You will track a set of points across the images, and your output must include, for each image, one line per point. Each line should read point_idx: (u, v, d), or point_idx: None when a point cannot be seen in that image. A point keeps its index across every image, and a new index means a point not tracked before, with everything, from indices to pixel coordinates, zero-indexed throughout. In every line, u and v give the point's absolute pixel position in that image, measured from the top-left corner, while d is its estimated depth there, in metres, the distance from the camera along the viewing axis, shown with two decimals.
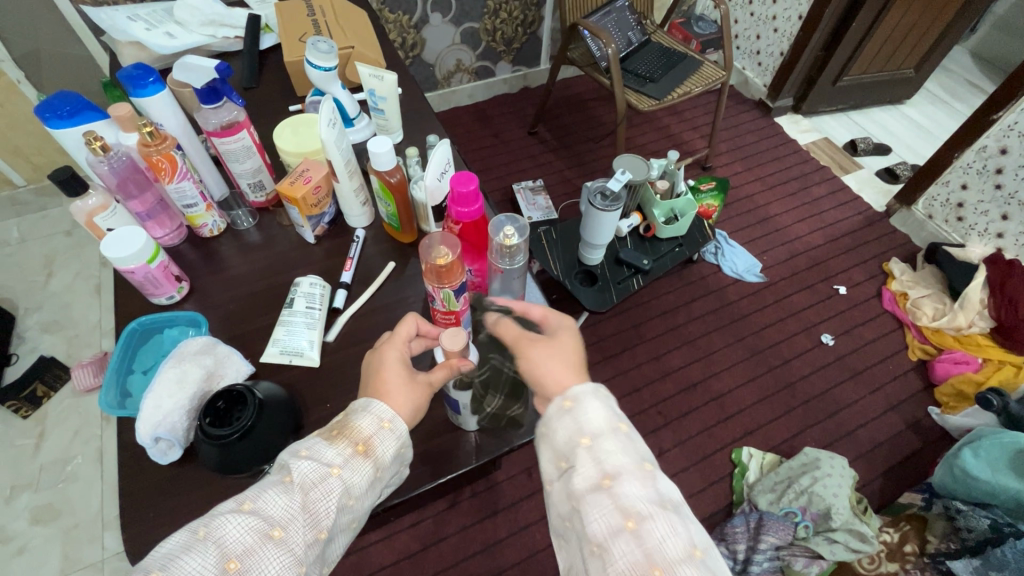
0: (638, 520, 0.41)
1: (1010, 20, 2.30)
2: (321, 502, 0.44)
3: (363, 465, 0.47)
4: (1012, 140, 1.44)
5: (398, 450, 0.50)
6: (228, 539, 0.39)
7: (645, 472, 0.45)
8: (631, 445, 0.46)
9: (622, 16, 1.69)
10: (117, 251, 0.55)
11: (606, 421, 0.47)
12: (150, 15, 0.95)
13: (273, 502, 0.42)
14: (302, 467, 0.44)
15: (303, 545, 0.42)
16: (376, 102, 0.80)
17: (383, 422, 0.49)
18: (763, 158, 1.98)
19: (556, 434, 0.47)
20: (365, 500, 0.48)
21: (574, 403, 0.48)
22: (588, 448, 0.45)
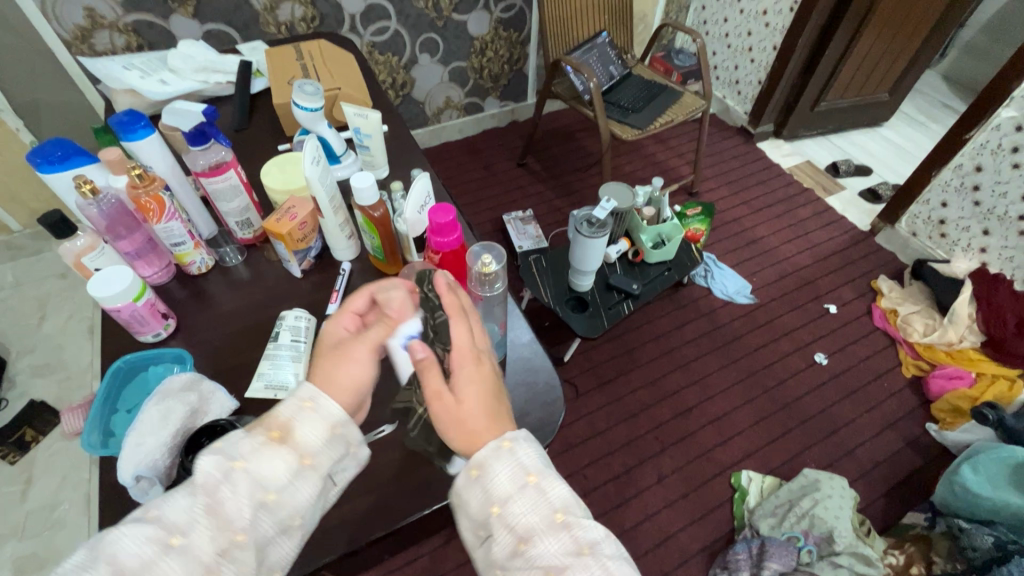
0: (557, 574, 0.39)
1: (978, 45, 2.40)
2: (229, 501, 0.41)
3: (280, 451, 0.43)
4: (985, 158, 1.48)
5: (329, 429, 0.45)
6: (120, 555, 0.37)
7: (558, 522, 0.42)
8: (541, 497, 0.43)
9: (604, 51, 1.76)
10: (101, 291, 0.56)
11: (512, 478, 0.44)
12: (144, 64, 0.99)
13: (176, 508, 0.40)
14: (203, 465, 0.41)
15: (211, 553, 0.39)
16: (361, 140, 0.82)
17: (303, 401, 0.46)
18: (748, 182, 2.02)
19: (469, 504, 0.45)
20: (297, 492, 0.44)
21: (478, 470, 0.44)
22: (498, 518, 0.43)
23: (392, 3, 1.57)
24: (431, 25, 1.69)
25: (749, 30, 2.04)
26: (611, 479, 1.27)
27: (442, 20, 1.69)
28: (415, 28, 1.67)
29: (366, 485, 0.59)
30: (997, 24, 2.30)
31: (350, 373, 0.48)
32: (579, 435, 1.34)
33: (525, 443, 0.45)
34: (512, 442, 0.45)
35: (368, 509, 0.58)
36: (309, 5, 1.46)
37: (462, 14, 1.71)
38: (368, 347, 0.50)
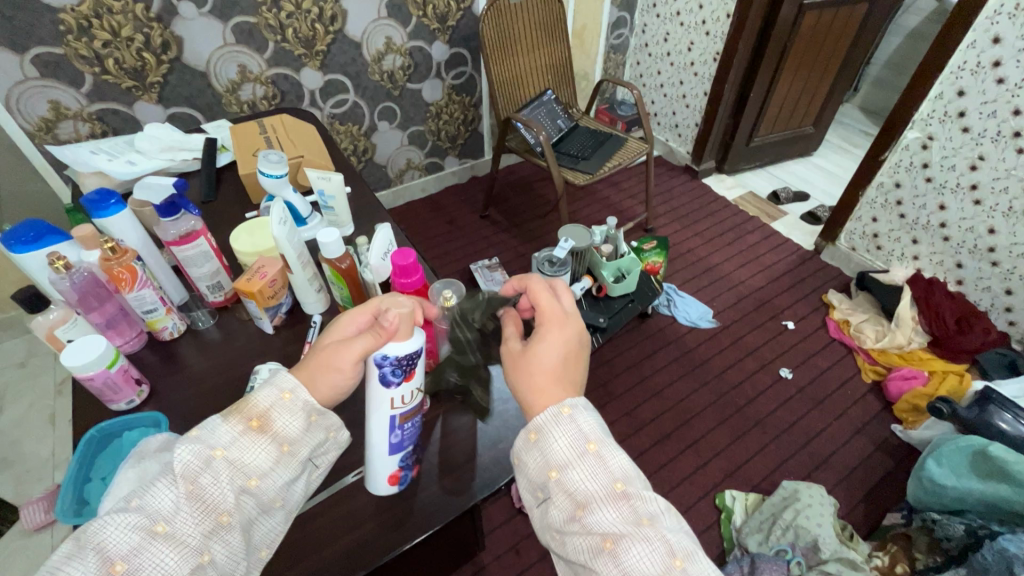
0: (615, 540, 0.43)
1: (883, 78, 2.68)
2: (210, 487, 0.45)
3: (260, 441, 0.48)
4: (902, 175, 1.63)
5: (305, 418, 0.50)
6: (111, 541, 0.41)
7: (619, 491, 0.45)
8: (600, 465, 0.47)
9: (550, 108, 1.91)
10: (75, 360, 0.58)
11: (571, 447, 0.47)
12: (111, 148, 1.04)
13: (160, 496, 0.44)
14: (184, 454, 0.45)
15: (199, 533, 0.44)
16: (326, 201, 0.88)
17: (283, 393, 0.50)
18: (697, 215, 2.15)
19: (530, 469, 0.49)
20: (276, 475, 0.49)
21: (538, 434, 0.49)
22: (556, 481, 0.46)
23: (349, 78, 1.68)
24: (387, 95, 1.81)
25: (681, 80, 2.24)
26: None
27: (398, 89, 1.81)
28: (373, 99, 1.78)
29: (342, 528, 0.60)
30: (897, 60, 2.59)
31: (333, 377, 0.52)
32: None
33: (584, 412, 0.49)
34: (571, 410, 0.49)
35: (347, 551, 0.58)
36: (270, 84, 1.55)
37: (416, 83, 1.84)
38: (356, 359, 0.52)
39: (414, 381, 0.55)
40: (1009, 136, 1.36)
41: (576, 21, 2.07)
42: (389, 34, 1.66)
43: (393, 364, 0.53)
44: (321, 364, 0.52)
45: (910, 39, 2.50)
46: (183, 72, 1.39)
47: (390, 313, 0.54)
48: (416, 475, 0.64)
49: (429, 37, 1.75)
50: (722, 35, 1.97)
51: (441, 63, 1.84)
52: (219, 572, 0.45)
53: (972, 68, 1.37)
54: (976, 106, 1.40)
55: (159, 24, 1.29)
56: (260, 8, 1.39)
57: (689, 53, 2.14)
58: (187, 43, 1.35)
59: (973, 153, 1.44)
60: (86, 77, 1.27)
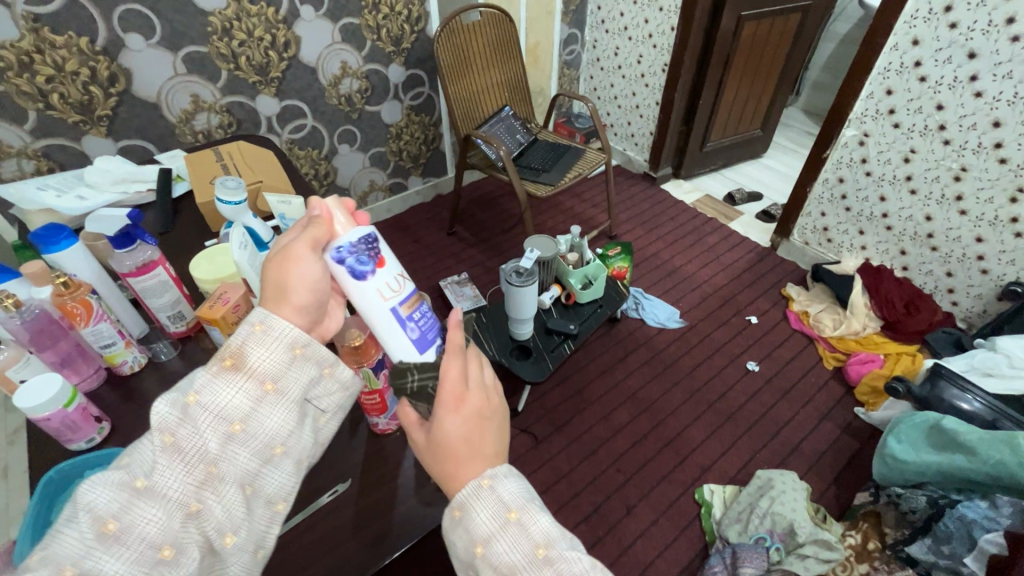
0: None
1: (822, 82, 2.84)
2: (191, 439, 0.42)
3: (237, 380, 0.44)
4: (844, 171, 1.73)
5: (287, 351, 0.47)
6: (96, 502, 0.39)
7: (543, 556, 0.42)
8: (523, 531, 0.43)
9: (509, 123, 1.95)
10: (29, 401, 0.56)
11: (493, 518, 0.44)
12: (60, 183, 1.02)
13: (144, 453, 0.42)
14: (158, 408, 0.42)
15: (188, 484, 0.41)
16: (288, 224, 0.87)
17: (253, 325, 0.46)
18: (659, 220, 2.21)
19: (458, 546, 0.45)
20: (264, 417, 0.45)
21: (461, 512, 0.45)
22: (482, 558, 0.43)
23: (306, 103, 1.68)
24: (346, 118, 1.81)
25: (633, 91, 2.32)
26: (583, 519, 1.27)
27: (357, 112, 1.82)
28: (331, 123, 1.78)
29: (322, 550, 0.59)
30: (832, 65, 2.75)
31: (300, 275, 0.49)
32: (544, 483, 1.34)
33: (504, 480, 0.45)
34: (490, 481, 0.45)
35: (326, 572, 0.57)
36: (225, 112, 1.53)
37: (375, 105, 1.85)
38: (311, 246, 0.50)
39: (386, 266, 0.54)
40: (936, 129, 1.46)
41: (529, 39, 2.13)
42: (345, 58, 1.67)
43: (353, 253, 0.52)
44: (279, 270, 0.48)
45: (842, 44, 2.66)
46: (133, 103, 1.37)
47: (317, 205, 0.53)
48: (394, 489, 0.64)
49: (385, 60, 1.77)
50: (668, 47, 2.06)
51: (398, 85, 1.86)
52: (219, 523, 0.43)
53: (897, 69, 1.48)
54: (903, 103, 1.50)
55: (105, 57, 1.27)
56: (210, 37, 1.39)
57: (639, 65, 2.23)
58: (136, 74, 1.33)
59: (906, 146, 1.54)
60: (29, 114, 1.24)
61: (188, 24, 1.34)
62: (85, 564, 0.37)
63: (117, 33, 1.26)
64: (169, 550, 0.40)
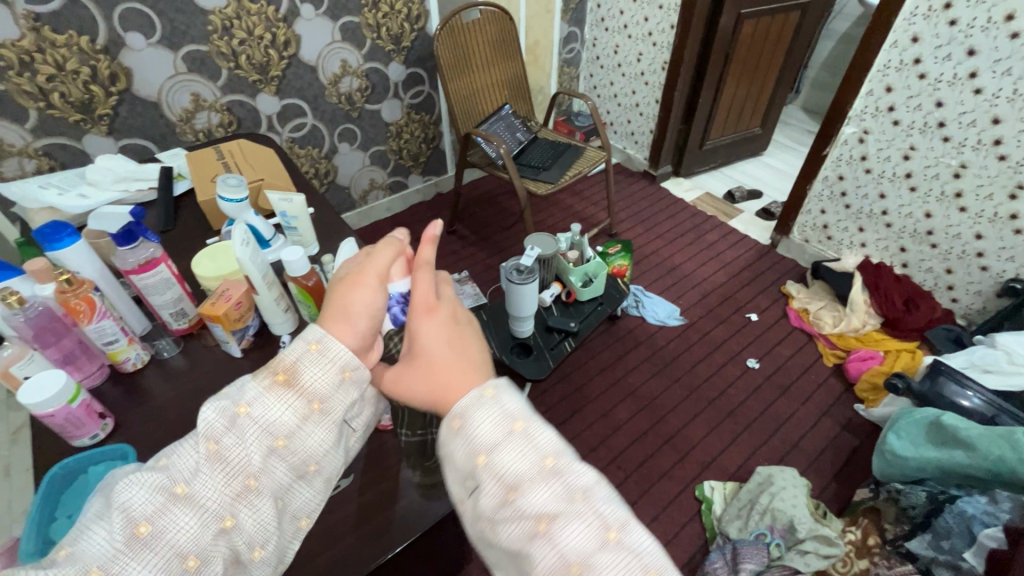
0: (548, 520, 0.36)
1: (822, 80, 2.83)
2: (234, 449, 0.41)
3: (287, 396, 0.43)
4: (844, 168, 1.73)
5: (338, 373, 0.44)
6: (132, 503, 0.38)
7: (552, 468, 0.38)
8: (530, 441, 0.39)
9: (509, 121, 1.95)
10: (32, 397, 0.56)
11: (498, 427, 0.39)
12: (62, 182, 1.02)
13: (184, 458, 0.40)
14: (207, 414, 0.41)
15: (224, 495, 0.40)
16: (289, 222, 0.88)
17: (310, 344, 0.44)
18: (659, 218, 2.22)
19: (453, 461, 0.40)
20: (307, 435, 0.43)
21: (462, 422, 0.40)
22: (485, 467, 0.38)
23: (306, 102, 1.68)
24: (346, 116, 1.81)
25: (633, 89, 2.32)
26: None
27: (357, 110, 1.82)
28: (331, 122, 1.78)
29: (323, 545, 0.59)
30: (832, 63, 2.75)
31: (367, 301, 0.48)
32: None
33: (508, 391, 0.41)
34: (495, 391, 0.41)
35: (328, 566, 0.58)
36: (225, 111, 1.53)
37: (375, 104, 1.86)
38: (380, 277, 0.49)
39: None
40: (935, 127, 1.46)
41: (529, 37, 2.14)
42: (344, 57, 1.67)
43: (399, 304, 0.58)
44: (344, 294, 0.47)
45: (842, 42, 2.66)
46: (134, 103, 1.37)
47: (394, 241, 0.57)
48: (395, 483, 0.64)
49: (385, 59, 1.77)
50: (668, 45, 2.06)
51: (398, 83, 1.87)
52: (248, 540, 0.41)
53: (896, 66, 1.48)
54: (903, 100, 1.50)
55: (106, 56, 1.27)
56: (211, 36, 1.39)
57: (639, 63, 2.23)
58: (137, 73, 1.34)
59: (905, 143, 1.54)
60: (30, 113, 1.24)
61: (189, 24, 1.34)
62: (113, 567, 0.36)
63: (118, 32, 1.26)
64: (193, 561, 0.38)
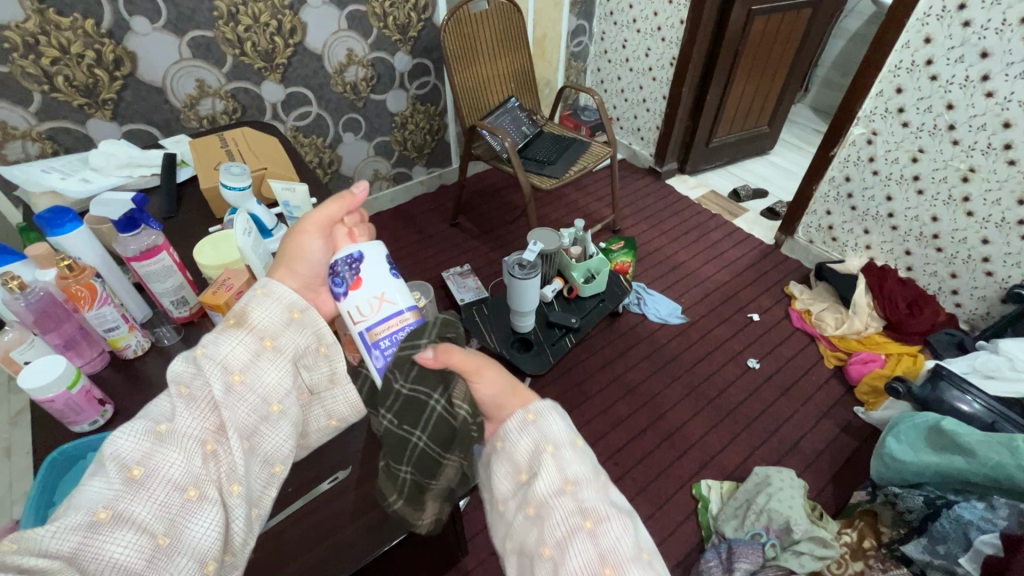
0: (594, 519, 0.42)
1: (831, 79, 2.80)
2: (201, 387, 0.46)
3: (239, 335, 0.49)
4: (851, 169, 1.72)
5: (285, 313, 0.52)
6: (122, 451, 0.41)
7: (602, 481, 0.45)
8: (587, 455, 0.47)
9: (515, 115, 1.94)
10: (33, 382, 0.56)
11: (567, 431, 0.47)
12: (64, 166, 1.02)
13: (160, 408, 0.45)
14: (174, 366, 0.47)
15: (200, 428, 0.44)
16: (292, 213, 0.88)
17: (256, 290, 0.52)
18: (663, 215, 2.21)
19: (517, 448, 0.47)
20: (261, 370, 0.49)
21: (536, 416, 0.48)
22: (553, 457, 0.45)
23: (311, 90, 1.67)
24: (351, 106, 1.80)
25: (640, 84, 2.30)
26: None
27: (362, 100, 1.81)
28: (336, 111, 1.78)
29: (319, 535, 0.59)
30: (841, 62, 2.72)
31: (310, 250, 0.56)
32: None
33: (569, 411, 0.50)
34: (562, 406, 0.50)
35: (324, 557, 0.58)
36: (230, 98, 1.53)
37: (380, 94, 1.85)
38: (318, 225, 0.56)
39: (362, 287, 0.55)
40: (945, 129, 1.45)
41: (536, 30, 2.12)
42: (350, 46, 1.66)
43: (341, 271, 0.55)
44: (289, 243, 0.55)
45: (852, 42, 2.63)
46: (139, 88, 1.36)
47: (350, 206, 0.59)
48: None
49: (391, 48, 1.76)
50: (677, 40, 2.04)
51: (404, 74, 1.85)
52: (228, 467, 0.44)
53: (907, 67, 1.46)
54: (913, 102, 1.49)
55: (111, 40, 1.26)
56: (217, 22, 1.38)
57: (647, 59, 2.21)
58: (142, 58, 1.33)
59: (914, 145, 1.53)
60: (34, 96, 1.23)
61: (194, 9, 1.33)
62: (118, 505, 0.39)
63: (123, 16, 1.25)
64: (193, 491, 0.42)
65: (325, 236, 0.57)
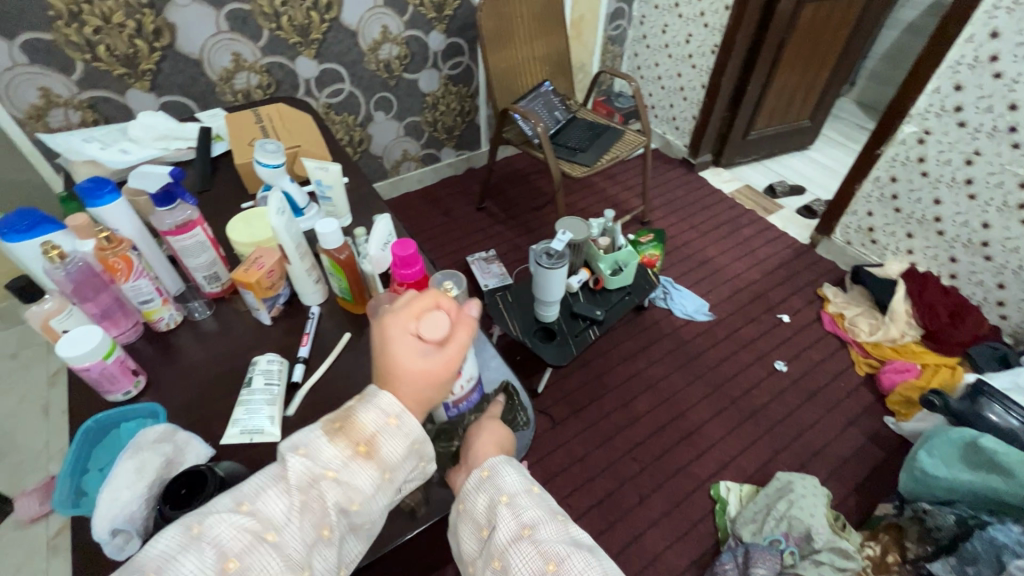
0: (556, 561, 0.47)
1: (881, 73, 2.67)
2: (319, 505, 0.47)
3: (367, 466, 0.50)
4: (898, 169, 1.64)
5: (405, 446, 0.51)
6: (226, 540, 0.44)
7: (558, 520, 0.51)
8: (542, 499, 0.53)
9: (548, 99, 1.90)
10: (72, 351, 0.57)
11: (519, 483, 0.53)
12: (104, 136, 1.03)
13: (272, 507, 0.46)
14: (300, 469, 0.48)
15: (303, 544, 0.46)
16: (324, 191, 0.87)
17: (390, 419, 0.51)
18: (694, 208, 2.15)
19: (476, 507, 0.53)
20: (374, 501, 0.50)
21: (490, 472, 0.54)
22: (506, 506, 0.51)
23: (345, 67, 1.66)
24: (384, 85, 1.79)
25: (679, 71, 2.23)
26: (594, 505, 1.28)
27: (395, 79, 1.80)
28: (369, 89, 1.76)
29: None
30: (893, 55, 2.59)
31: (411, 360, 0.52)
32: (558, 465, 1.35)
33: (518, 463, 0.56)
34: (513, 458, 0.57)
35: None
36: (265, 73, 1.53)
37: (413, 73, 1.82)
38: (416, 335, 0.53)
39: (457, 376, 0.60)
40: (1006, 131, 1.36)
41: (574, 11, 2.06)
42: (385, 23, 1.64)
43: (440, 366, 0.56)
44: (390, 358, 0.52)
45: (907, 33, 2.49)
46: (177, 59, 1.37)
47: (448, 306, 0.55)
48: None
49: (426, 27, 1.73)
50: (720, 27, 1.96)
51: (438, 53, 1.82)
52: None
53: (970, 63, 1.38)
54: (973, 101, 1.40)
55: (151, 10, 1.27)
56: None
57: (687, 45, 2.13)
58: (180, 30, 1.33)
59: (970, 147, 1.45)
60: (77, 64, 1.25)
61: None
62: None
63: None
64: None
65: (427, 346, 0.52)
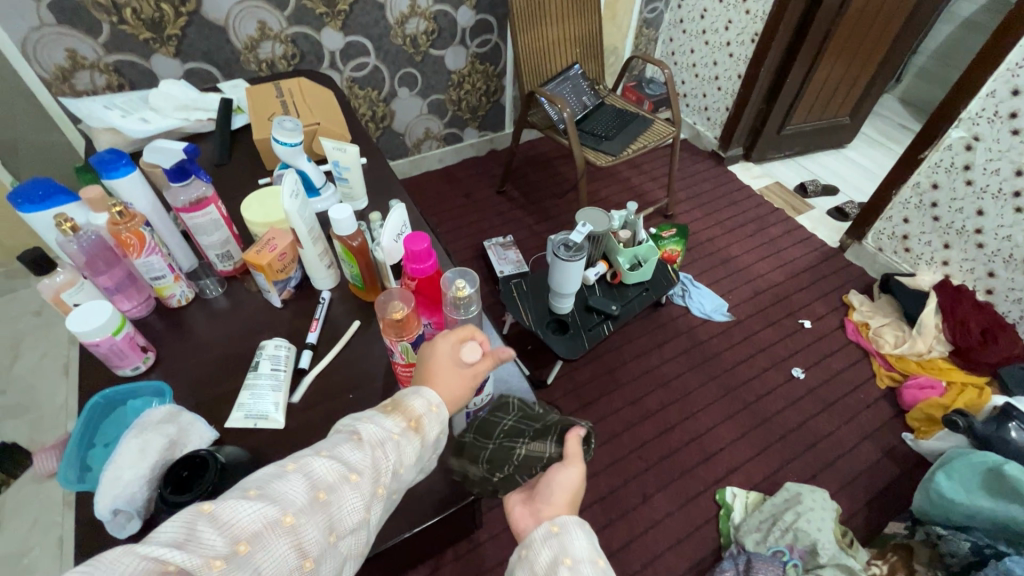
0: None
1: (930, 70, 2.53)
2: (385, 463, 0.49)
3: (416, 440, 0.52)
4: (940, 176, 1.55)
5: (438, 434, 0.54)
6: (319, 471, 0.46)
7: None
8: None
9: (577, 83, 1.84)
10: (81, 326, 0.57)
11: (587, 549, 0.51)
12: (126, 104, 1.02)
13: (351, 454, 0.48)
14: (373, 428, 0.50)
15: (370, 493, 0.48)
16: (341, 172, 0.85)
17: (432, 405, 0.54)
18: (720, 203, 2.09)
19: (537, 557, 0.51)
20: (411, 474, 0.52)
21: (560, 529, 0.52)
22: (568, 568, 0.49)
23: (371, 40, 1.62)
24: (410, 60, 1.75)
25: (715, 60, 2.14)
26: (597, 500, 1.27)
27: (421, 54, 1.75)
28: (393, 63, 1.73)
29: None
30: (945, 51, 2.45)
31: (449, 366, 0.57)
32: None
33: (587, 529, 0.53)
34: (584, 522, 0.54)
35: None
36: (290, 43, 1.50)
37: (440, 50, 1.78)
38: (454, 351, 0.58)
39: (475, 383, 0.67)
40: None
41: None
42: None
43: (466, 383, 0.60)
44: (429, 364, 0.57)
45: (964, 28, 2.35)
46: (202, 26, 1.35)
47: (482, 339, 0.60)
48: None
49: (455, 1, 1.67)
50: (762, 15, 1.87)
51: (466, 29, 1.77)
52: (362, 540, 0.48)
53: None
54: None
55: None
56: None
57: (726, 32, 2.04)
58: None
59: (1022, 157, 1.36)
60: (103, 26, 1.24)
61: None
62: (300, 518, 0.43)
63: None
64: (334, 537, 0.45)
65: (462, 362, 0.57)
